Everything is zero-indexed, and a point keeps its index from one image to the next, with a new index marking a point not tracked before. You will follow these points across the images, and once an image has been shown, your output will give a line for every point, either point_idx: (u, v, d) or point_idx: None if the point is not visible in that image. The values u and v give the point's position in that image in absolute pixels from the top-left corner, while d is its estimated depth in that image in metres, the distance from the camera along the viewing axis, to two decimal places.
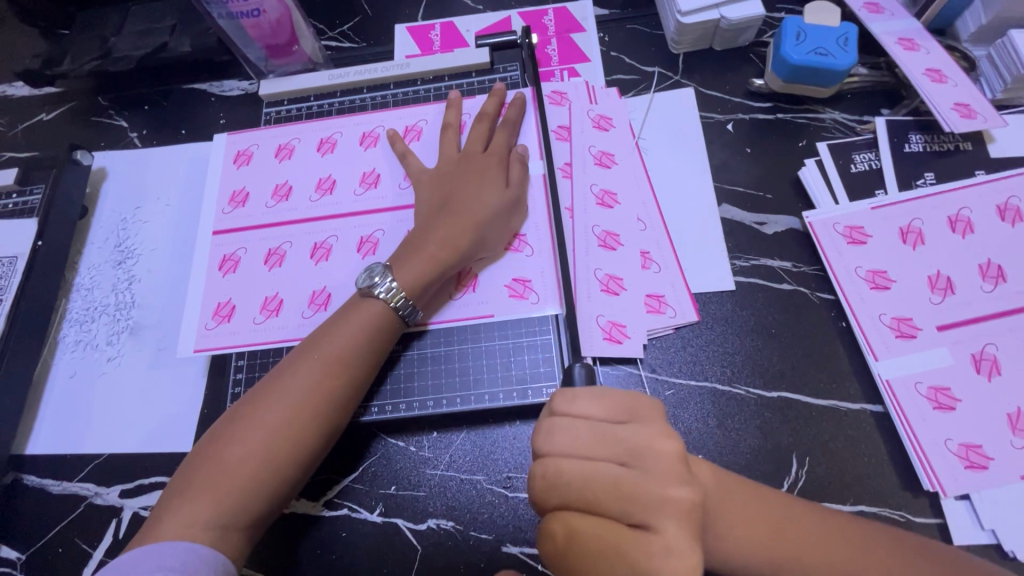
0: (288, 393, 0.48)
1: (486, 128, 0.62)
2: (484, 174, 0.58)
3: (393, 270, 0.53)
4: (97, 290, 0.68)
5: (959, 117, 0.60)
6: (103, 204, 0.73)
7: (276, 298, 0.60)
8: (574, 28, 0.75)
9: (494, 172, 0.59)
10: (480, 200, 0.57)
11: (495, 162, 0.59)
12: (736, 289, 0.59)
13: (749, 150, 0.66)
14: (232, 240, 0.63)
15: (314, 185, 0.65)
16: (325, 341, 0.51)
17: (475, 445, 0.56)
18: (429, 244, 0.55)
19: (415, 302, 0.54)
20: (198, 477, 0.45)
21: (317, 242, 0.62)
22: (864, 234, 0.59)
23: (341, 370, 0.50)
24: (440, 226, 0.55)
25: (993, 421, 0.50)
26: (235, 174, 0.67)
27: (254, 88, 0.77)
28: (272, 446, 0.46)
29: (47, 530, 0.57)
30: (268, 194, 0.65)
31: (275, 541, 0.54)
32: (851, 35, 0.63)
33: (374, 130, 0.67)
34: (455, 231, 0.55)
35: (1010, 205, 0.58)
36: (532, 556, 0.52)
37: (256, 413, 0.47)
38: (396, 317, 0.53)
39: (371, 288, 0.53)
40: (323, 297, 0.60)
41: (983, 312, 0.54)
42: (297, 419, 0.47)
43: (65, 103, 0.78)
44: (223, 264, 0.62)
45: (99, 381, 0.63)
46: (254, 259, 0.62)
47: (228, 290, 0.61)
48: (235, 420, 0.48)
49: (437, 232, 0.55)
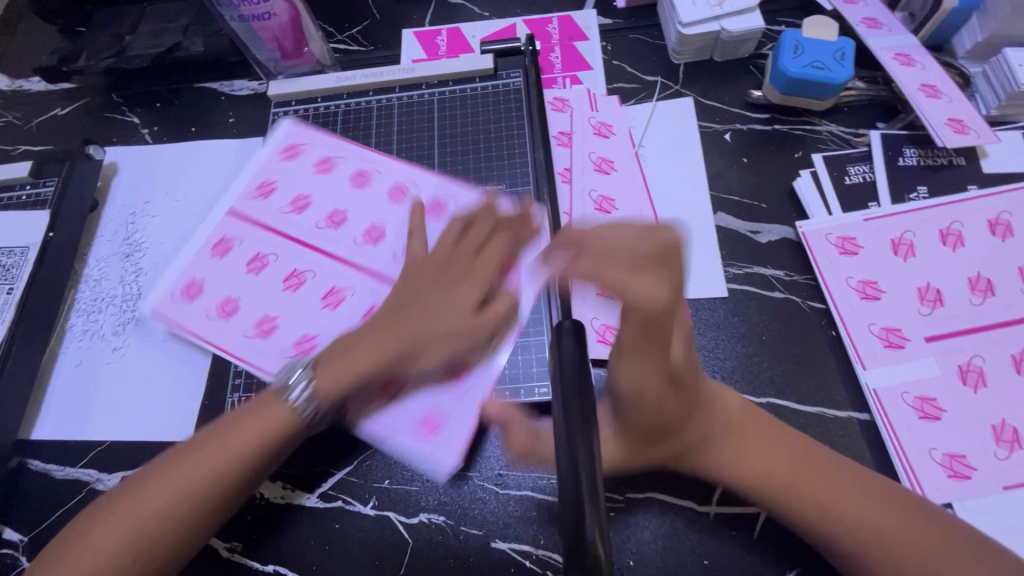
0: (172, 484, 0.45)
1: (485, 229, 0.52)
2: (456, 282, 0.50)
3: (313, 374, 0.48)
4: (104, 281, 0.70)
5: (952, 132, 0.61)
6: (113, 198, 0.74)
7: (234, 301, 0.62)
8: (577, 37, 0.76)
9: (467, 287, 0.49)
10: (434, 317, 0.49)
11: (478, 273, 0.50)
12: (728, 296, 0.60)
13: (746, 160, 0.67)
14: (239, 228, 0.66)
15: (326, 215, 0.65)
16: (221, 435, 0.47)
17: (468, 442, 0.57)
18: (355, 352, 0.48)
19: (325, 411, 0.48)
20: (65, 550, 0.44)
21: (296, 270, 0.63)
22: (856, 245, 0.60)
23: (230, 465, 0.46)
24: (376, 330, 0.49)
25: (979, 432, 0.51)
26: (277, 165, 0.68)
27: (263, 89, 0.79)
28: (139, 535, 0.44)
29: (49, 514, 0.58)
30: (276, 204, 0.66)
31: (266, 530, 0.55)
32: (847, 49, 0.64)
33: (407, 185, 0.66)
34: (387, 338, 0.48)
35: (1001, 220, 0.59)
36: (520, 551, 0.53)
37: (137, 497, 0.45)
38: (297, 423, 0.48)
39: (285, 388, 0.48)
40: (268, 325, 0.61)
41: (971, 324, 0.55)
42: (181, 504, 0.45)
43: (79, 98, 0.80)
44: (217, 247, 0.65)
45: (104, 370, 0.65)
46: (241, 254, 0.64)
47: (207, 271, 0.64)
48: (113, 502, 0.45)
49: (371, 336, 0.49)
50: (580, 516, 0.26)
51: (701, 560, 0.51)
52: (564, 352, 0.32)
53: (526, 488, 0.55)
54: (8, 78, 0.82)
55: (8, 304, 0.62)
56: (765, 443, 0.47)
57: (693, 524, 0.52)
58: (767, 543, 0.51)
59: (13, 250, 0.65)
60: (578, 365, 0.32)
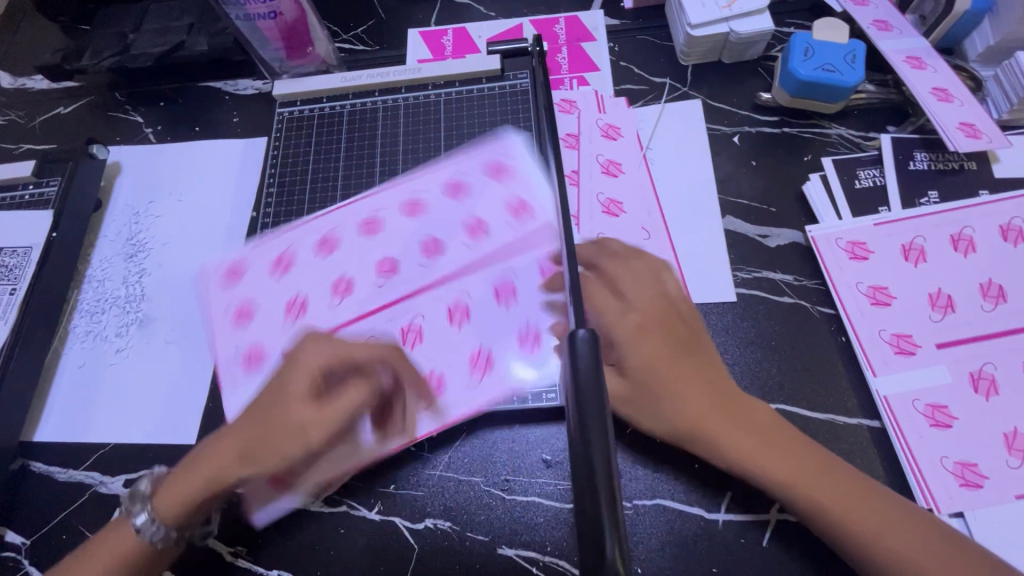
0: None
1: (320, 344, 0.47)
2: (294, 365, 0.46)
3: (149, 504, 0.47)
4: (108, 282, 0.69)
5: (965, 136, 0.60)
6: (117, 198, 0.74)
7: (292, 265, 0.62)
8: (584, 38, 0.76)
9: (307, 390, 0.45)
10: (275, 435, 0.45)
11: (323, 373, 0.45)
12: (737, 300, 0.60)
13: (754, 163, 0.66)
14: (438, 265, 0.61)
15: (357, 216, 0.64)
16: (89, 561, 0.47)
17: (474, 446, 0.57)
18: (190, 474, 0.47)
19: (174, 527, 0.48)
20: None
21: (338, 289, 0.60)
22: (867, 250, 0.59)
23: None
24: (219, 448, 0.46)
25: (991, 441, 0.51)
26: (530, 236, 0.61)
27: (268, 88, 0.78)
28: None
29: (52, 516, 0.58)
30: (294, 223, 0.65)
31: (272, 534, 0.55)
32: (858, 52, 0.63)
33: (488, 359, 0.57)
34: (220, 464, 0.46)
35: (1013, 226, 0.58)
36: (527, 558, 0.52)
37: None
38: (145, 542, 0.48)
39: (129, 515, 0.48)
40: (246, 312, 0.61)
41: (983, 331, 0.55)
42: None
43: (82, 96, 0.80)
44: (371, 222, 0.63)
45: (107, 371, 0.65)
46: (391, 237, 0.62)
47: (348, 234, 0.63)
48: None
49: (206, 460, 0.47)
50: (600, 522, 0.26)
51: (709, 568, 0.50)
52: (579, 360, 0.31)
53: (534, 494, 0.55)
54: (11, 76, 0.82)
55: (10, 305, 0.62)
56: (777, 448, 0.46)
57: (702, 532, 0.51)
58: (777, 550, 0.50)
59: (15, 250, 0.64)
60: (594, 376, 0.31)
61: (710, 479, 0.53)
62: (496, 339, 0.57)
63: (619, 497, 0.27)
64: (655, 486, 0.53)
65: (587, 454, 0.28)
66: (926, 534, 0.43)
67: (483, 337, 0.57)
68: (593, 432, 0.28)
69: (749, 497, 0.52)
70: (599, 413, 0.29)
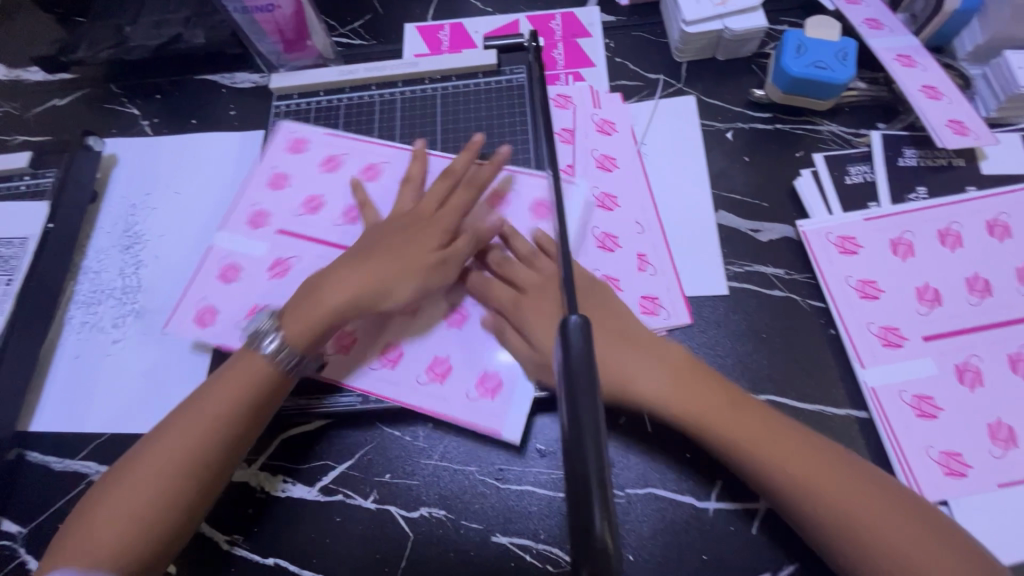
0: (167, 445, 0.49)
1: (445, 190, 0.61)
2: (428, 221, 0.59)
3: (280, 327, 0.53)
4: (103, 273, 0.69)
5: (952, 133, 0.61)
6: (112, 190, 0.74)
7: (232, 263, 0.63)
8: (580, 34, 0.76)
9: (434, 229, 0.58)
10: (401, 248, 0.57)
11: (445, 219, 0.59)
12: (729, 294, 0.61)
13: (747, 159, 0.67)
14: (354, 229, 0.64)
15: (304, 201, 0.65)
16: (206, 397, 0.51)
17: (468, 437, 0.57)
18: (324, 291, 0.54)
19: (298, 355, 0.53)
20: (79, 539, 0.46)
21: (279, 258, 0.63)
22: (856, 245, 0.60)
23: (216, 422, 0.50)
24: (345, 277, 0.55)
25: (974, 431, 0.52)
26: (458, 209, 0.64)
27: (264, 81, 0.79)
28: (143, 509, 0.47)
29: (48, 505, 0.58)
30: (246, 215, 0.65)
31: (268, 523, 0.55)
32: (850, 49, 0.64)
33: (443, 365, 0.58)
34: (350, 280, 0.55)
35: (999, 221, 0.60)
36: (520, 546, 0.53)
37: (136, 463, 0.49)
38: (275, 371, 0.52)
39: (257, 342, 0.53)
40: (208, 316, 0.60)
41: (969, 324, 0.56)
42: (181, 461, 0.49)
43: (77, 89, 0.80)
44: (273, 180, 0.66)
45: (103, 362, 0.65)
46: (299, 196, 0.66)
47: (268, 201, 0.65)
48: (123, 469, 0.49)
49: (336, 278, 0.55)
50: (590, 505, 0.27)
51: (700, 555, 0.51)
52: (572, 354, 0.32)
53: (527, 483, 0.55)
54: (6, 67, 0.81)
55: (6, 296, 0.62)
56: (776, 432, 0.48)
57: (693, 519, 0.52)
58: (766, 537, 0.51)
59: (11, 241, 0.64)
60: (587, 370, 0.31)
61: (700, 469, 0.54)
62: (505, 360, 0.58)
63: (608, 485, 0.27)
64: (646, 475, 0.54)
65: (578, 445, 0.28)
66: (856, 478, 0.46)
67: (498, 362, 0.58)
68: (587, 424, 0.29)
69: (740, 486, 0.53)
70: (588, 390, 0.30)
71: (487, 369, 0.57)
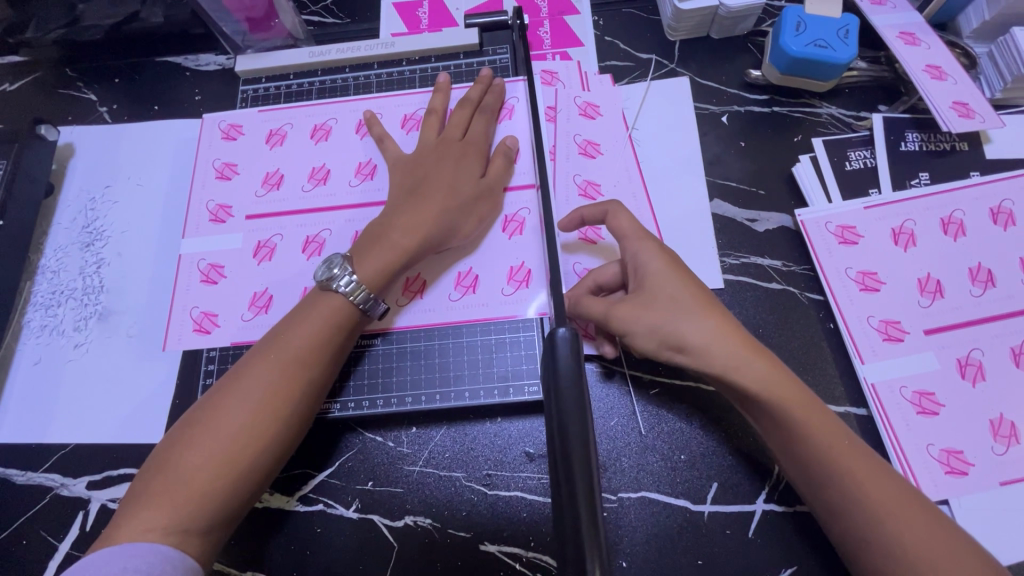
0: (250, 391, 0.46)
1: (466, 114, 0.59)
2: (464, 146, 0.57)
3: (355, 265, 0.50)
4: (63, 273, 0.65)
5: (958, 116, 0.58)
6: (70, 183, 0.69)
7: (216, 267, 0.59)
8: (567, 10, 0.72)
9: (470, 160, 0.56)
10: (450, 183, 0.54)
11: (475, 150, 0.57)
12: (725, 287, 0.58)
13: (743, 144, 0.64)
14: (308, 188, 0.61)
15: (261, 179, 0.62)
16: (289, 336, 0.48)
17: (456, 441, 0.55)
18: (392, 233, 0.52)
19: (377, 295, 0.51)
20: (155, 483, 0.43)
21: (260, 240, 0.60)
22: (856, 234, 0.58)
23: (302, 366, 0.47)
24: (419, 210, 0.52)
25: (976, 427, 0.50)
26: (405, 138, 0.62)
27: (231, 63, 0.74)
28: (229, 454, 0.44)
29: (11, 521, 0.55)
30: (208, 212, 0.61)
31: (246, 536, 0.53)
32: (851, 27, 0.61)
33: (470, 269, 0.56)
34: (422, 217, 0.52)
35: (1003, 208, 0.57)
36: (509, 554, 0.51)
37: (218, 415, 0.45)
38: (356, 311, 0.50)
39: (330, 281, 0.49)
40: (208, 322, 0.57)
41: (971, 317, 0.54)
42: (280, 397, 0.46)
43: (29, 73, 0.74)
44: (220, 172, 0.63)
45: (65, 369, 0.61)
46: (252, 178, 0.62)
47: (220, 194, 0.62)
48: (202, 420, 0.45)
49: (401, 219, 0.52)
50: (575, 500, 0.25)
51: (696, 560, 0.49)
52: (562, 394, 0.28)
53: (516, 489, 0.53)
54: None
55: None
56: (818, 412, 0.45)
57: (687, 524, 0.50)
58: (762, 541, 0.50)
59: None
60: (582, 419, 0.27)
61: (693, 475, 0.52)
62: (527, 250, 0.56)
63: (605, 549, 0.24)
64: (640, 479, 0.52)
65: (572, 498, 0.25)
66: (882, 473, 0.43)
67: (521, 252, 0.56)
68: (579, 478, 0.25)
69: (736, 488, 0.51)
70: (578, 408, 0.28)
71: (514, 263, 0.56)
